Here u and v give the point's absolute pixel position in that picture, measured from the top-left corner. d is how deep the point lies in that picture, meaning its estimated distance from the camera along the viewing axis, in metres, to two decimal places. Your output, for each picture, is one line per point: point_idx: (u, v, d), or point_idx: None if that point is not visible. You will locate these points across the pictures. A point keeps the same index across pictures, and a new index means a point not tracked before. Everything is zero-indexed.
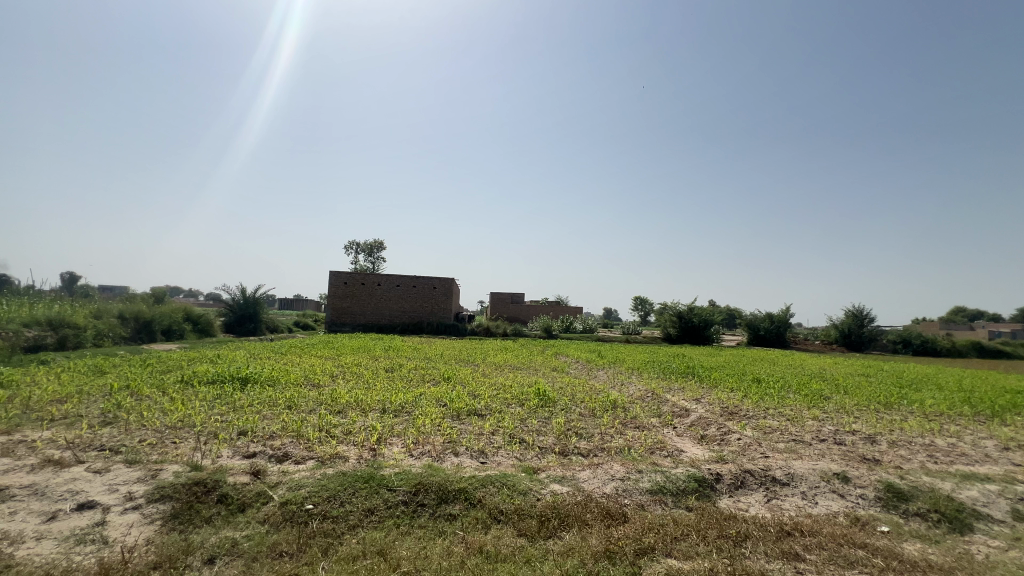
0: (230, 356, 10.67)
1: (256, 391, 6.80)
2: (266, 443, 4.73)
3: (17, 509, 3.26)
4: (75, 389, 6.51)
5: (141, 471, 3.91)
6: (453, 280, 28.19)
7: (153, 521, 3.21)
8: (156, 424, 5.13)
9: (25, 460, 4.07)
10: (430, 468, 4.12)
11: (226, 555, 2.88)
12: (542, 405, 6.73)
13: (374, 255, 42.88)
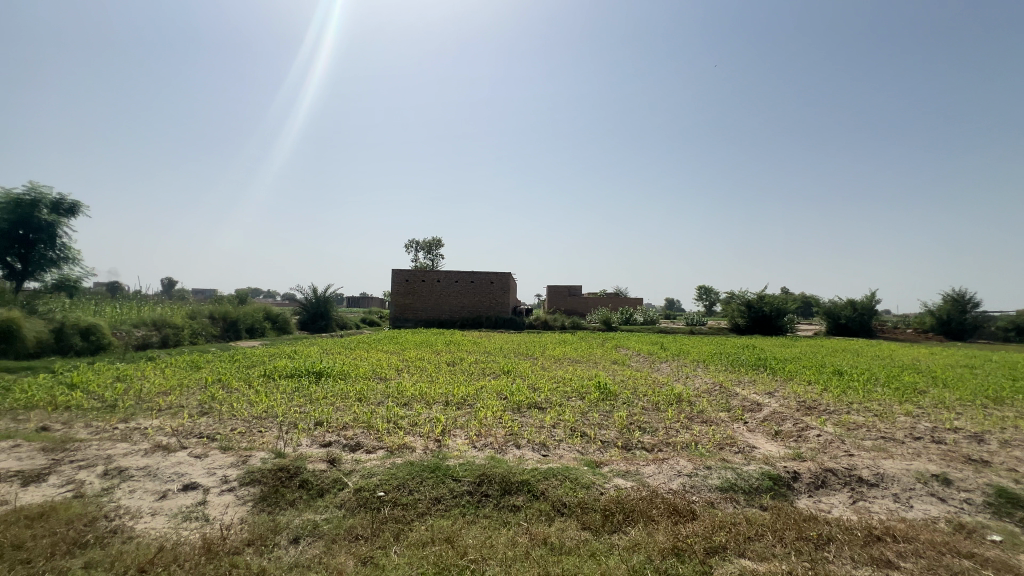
0: (306, 351, 11.44)
1: (330, 384, 7.25)
2: (340, 432, 5.04)
3: (136, 487, 3.71)
4: (177, 382, 7.27)
5: (234, 456, 4.30)
6: (510, 274, 28.47)
7: (245, 502, 3.53)
8: (244, 415, 5.62)
9: (139, 444, 4.62)
10: (493, 460, 4.20)
11: (309, 535, 3.10)
12: (603, 398, 6.64)
13: (434, 253, 44.17)
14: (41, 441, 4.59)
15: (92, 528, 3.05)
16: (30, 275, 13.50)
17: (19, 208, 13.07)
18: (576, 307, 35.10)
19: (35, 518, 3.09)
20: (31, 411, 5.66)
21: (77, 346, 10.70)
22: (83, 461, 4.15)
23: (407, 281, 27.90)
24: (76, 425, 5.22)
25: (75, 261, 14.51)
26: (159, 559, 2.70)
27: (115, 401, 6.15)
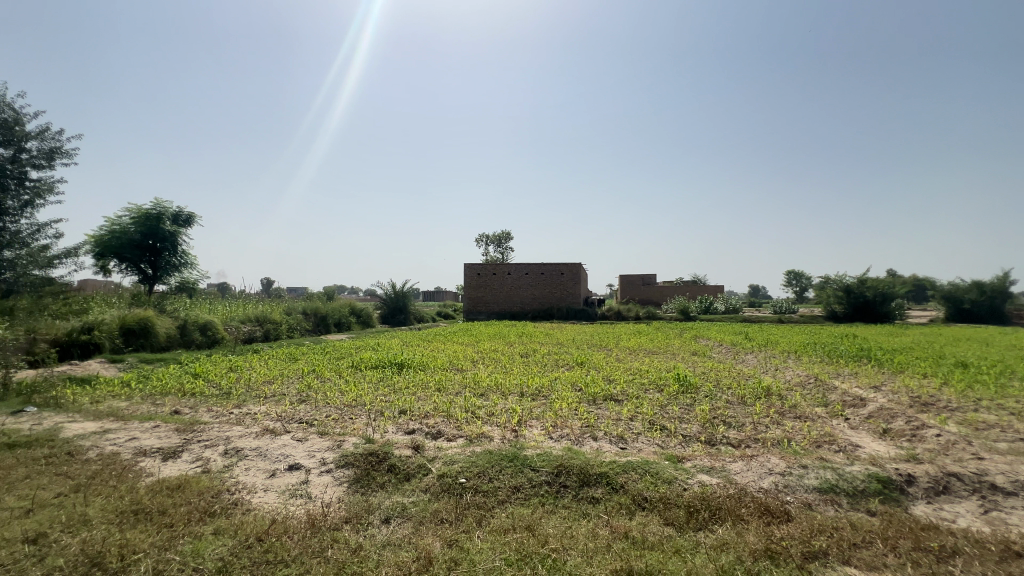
0: (388, 343, 12.15)
1: (411, 374, 7.64)
2: (423, 421, 5.31)
3: (250, 465, 4.17)
4: (279, 372, 8.05)
5: (330, 441, 4.68)
6: (581, 265, 28.16)
7: (342, 482, 3.84)
8: (337, 402, 6.09)
9: (251, 428, 5.18)
10: (570, 451, 4.21)
11: (398, 516, 3.31)
12: (683, 391, 6.39)
13: (504, 246, 44.73)
14: (174, 423, 5.31)
15: (218, 499, 3.47)
16: (159, 278, 15.56)
17: (148, 221, 15.06)
18: (651, 296, 33.96)
19: (173, 489, 3.58)
20: (166, 397, 6.56)
21: (198, 341, 12.20)
22: (208, 441, 4.73)
23: (479, 275, 28.53)
24: (200, 410, 5.97)
25: (193, 265, 16.50)
26: (272, 531, 3.02)
27: (230, 389, 6.94)
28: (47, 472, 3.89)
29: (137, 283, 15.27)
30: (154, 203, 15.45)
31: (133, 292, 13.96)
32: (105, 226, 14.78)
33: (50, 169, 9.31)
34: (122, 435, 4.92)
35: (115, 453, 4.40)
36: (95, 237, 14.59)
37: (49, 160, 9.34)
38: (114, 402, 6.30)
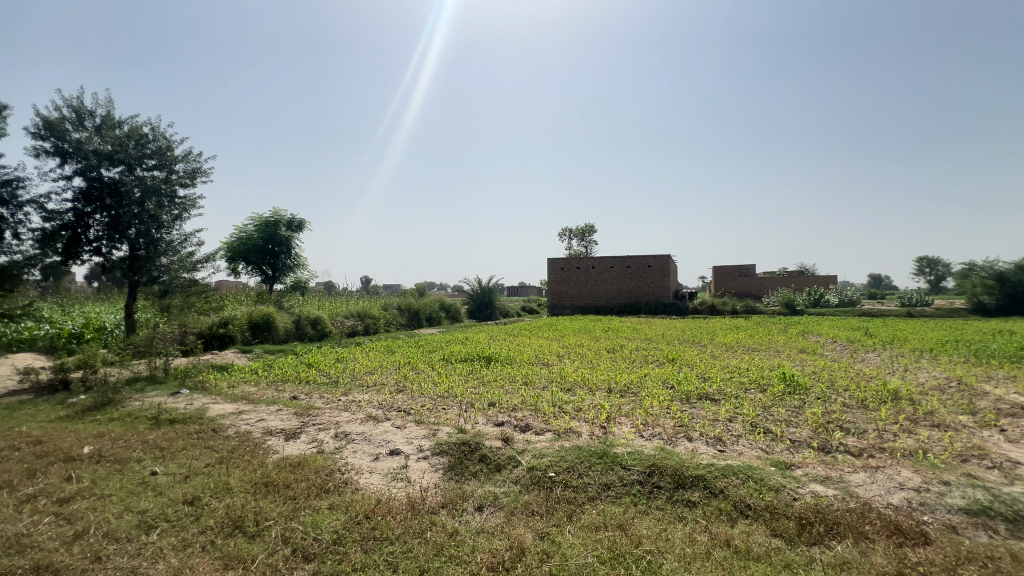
0: (476, 338, 12.57)
1: (499, 368, 7.84)
2: (511, 414, 5.42)
3: (357, 448, 4.56)
4: (379, 363, 8.68)
5: (425, 429, 4.96)
6: (669, 257, 26.96)
7: (437, 469, 4.04)
8: (431, 393, 6.43)
9: (357, 414, 5.66)
10: (663, 451, 4.05)
11: (491, 505, 3.42)
12: (789, 392, 5.84)
13: (587, 239, 44.08)
14: (294, 408, 5.97)
15: (331, 477, 3.84)
16: (278, 278, 17.49)
17: (268, 228, 17.04)
18: (749, 289, 31.53)
19: (295, 466, 4.03)
20: (287, 384, 7.40)
21: (310, 334, 13.58)
22: (321, 425, 5.25)
23: (563, 269, 28.42)
24: (314, 396, 6.64)
25: (304, 266, 18.37)
26: (378, 510, 3.27)
27: (338, 378, 7.64)
28: (198, 445, 4.58)
29: (260, 283, 17.34)
30: (273, 212, 17.46)
31: (258, 291, 15.88)
32: (234, 234, 17.00)
33: (193, 186, 10.87)
34: (252, 416, 5.64)
35: (248, 431, 5.05)
36: (228, 243, 16.82)
37: (192, 178, 10.92)
38: (246, 387, 7.24)
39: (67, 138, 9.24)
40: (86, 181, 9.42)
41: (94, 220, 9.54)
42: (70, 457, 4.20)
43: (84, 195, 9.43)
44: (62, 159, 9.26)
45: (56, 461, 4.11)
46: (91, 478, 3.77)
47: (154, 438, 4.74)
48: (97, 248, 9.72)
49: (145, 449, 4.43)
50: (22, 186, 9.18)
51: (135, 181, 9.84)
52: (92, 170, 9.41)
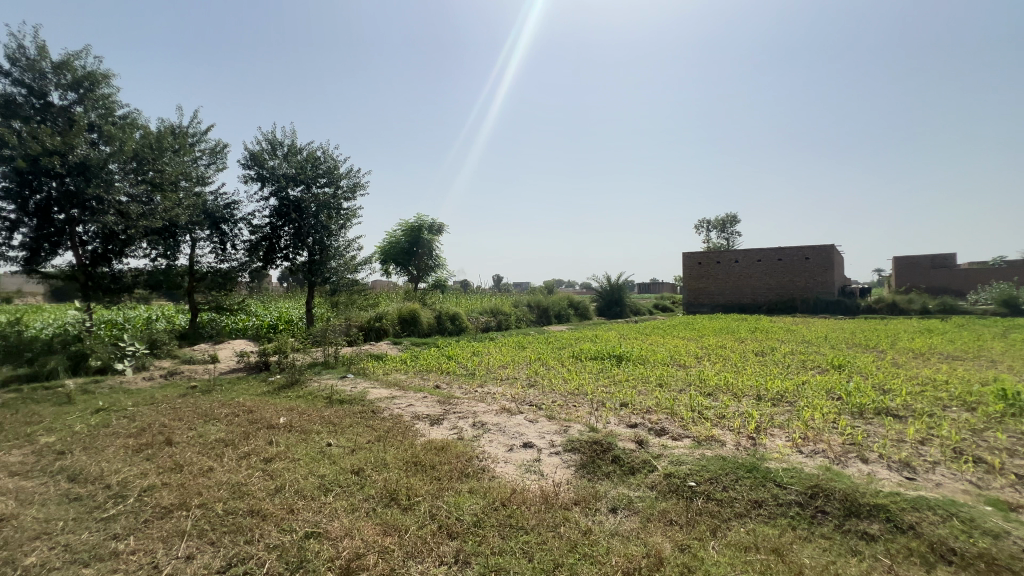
0: (605, 336, 12.37)
1: (631, 367, 7.60)
2: (645, 416, 5.20)
3: (493, 438, 4.79)
4: (511, 358, 9.04)
5: (557, 425, 5.02)
6: (833, 247, 23.38)
7: (570, 466, 4.06)
8: (562, 390, 6.49)
9: (492, 405, 5.96)
10: (830, 471, 3.51)
11: (625, 509, 3.31)
12: (1013, 414, 4.60)
13: (729, 230, 40.36)
14: (437, 396, 6.53)
15: (471, 463, 4.10)
16: (422, 278, 19.30)
17: (414, 232, 18.90)
18: (944, 284, 25.75)
19: (439, 449, 4.39)
20: (431, 373, 8.14)
21: (449, 328, 14.71)
22: (460, 413, 5.65)
23: (700, 264, 26.41)
24: (454, 386, 7.18)
25: (444, 266, 19.98)
26: (513, 499, 3.40)
27: (475, 370, 8.16)
28: (361, 423, 5.27)
29: (407, 282, 19.33)
30: (417, 218, 19.32)
31: (406, 289, 17.74)
32: (387, 239, 19.22)
33: (354, 199, 12.54)
34: (403, 401, 6.31)
35: (400, 414, 5.66)
36: (381, 247, 19.09)
37: (354, 192, 12.59)
38: (398, 375, 8.14)
39: (265, 166, 11.43)
40: (278, 200, 11.51)
41: (284, 232, 11.59)
42: (271, 425, 5.16)
43: (277, 212, 11.54)
44: (262, 183, 11.46)
45: (261, 427, 5.10)
46: (285, 444, 4.59)
47: (329, 415, 5.59)
48: (286, 254, 11.75)
49: (323, 423, 5.25)
50: (237, 207, 11.59)
51: (312, 197, 11.72)
52: (282, 190, 11.48)
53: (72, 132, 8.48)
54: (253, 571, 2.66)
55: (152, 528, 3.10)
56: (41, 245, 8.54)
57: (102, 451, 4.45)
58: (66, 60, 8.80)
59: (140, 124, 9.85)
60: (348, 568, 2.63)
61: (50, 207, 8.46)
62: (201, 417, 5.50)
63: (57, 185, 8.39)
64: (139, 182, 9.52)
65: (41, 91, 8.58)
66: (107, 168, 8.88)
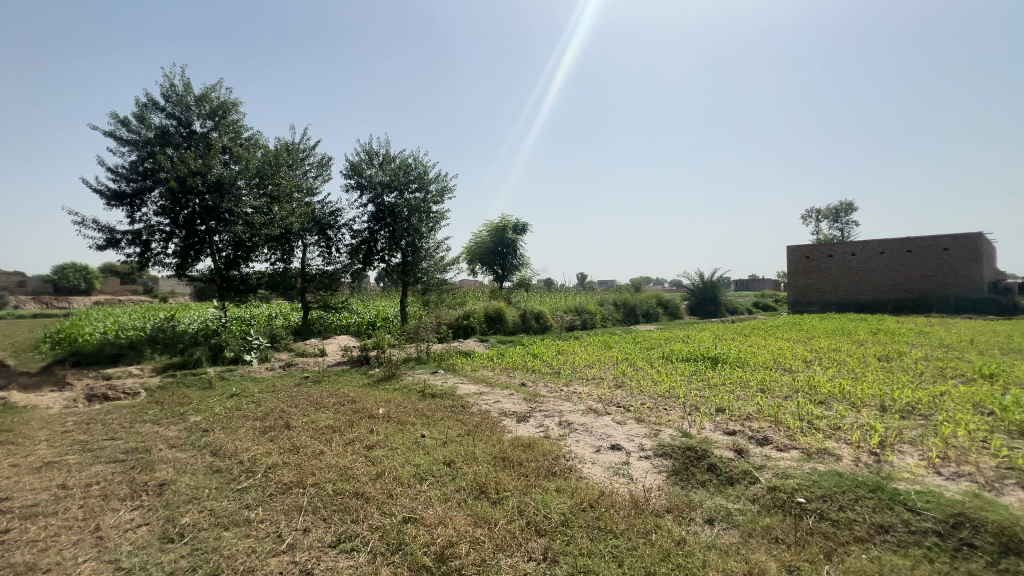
0: (698, 336, 11.72)
1: (727, 371, 7.11)
2: (745, 423, 4.84)
3: (580, 438, 4.75)
4: (597, 357, 8.88)
5: (646, 428, 4.85)
6: (980, 236, 19.99)
7: (661, 471, 3.89)
8: (651, 392, 6.25)
9: (578, 405, 5.91)
10: (979, 498, 3.01)
11: (723, 521, 3.10)
12: None
13: (842, 220, 36.13)
14: (523, 393, 6.62)
15: (557, 462, 4.10)
16: (507, 277, 19.67)
17: (499, 232, 19.33)
18: None
19: (526, 446, 4.45)
20: (516, 371, 8.27)
21: (534, 327, 14.84)
22: (546, 412, 5.67)
23: (808, 259, 23.93)
24: (540, 384, 7.24)
25: (528, 265, 20.18)
26: (601, 501, 3.34)
27: (560, 369, 8.14)
28: (452, 417, 5.50)
29: (493, 281, 19.82)
30: (502, 218, 19.73)
31: (492, 288, 18.22)
32: (474, 240, 19.85)
33: (443, 202, 13.14)
34: (490, 397, 6.48)
35: (488, 410, 5.82)
36: (468, 248, 19.78)
37: (442, 196, 13.18)
38: (485, 372, 8.38)
39: (364, 175, 12.37)
40: (375, 206, 12.40)
41: (380, 235, 12.47)
42: (372, 415, 5.59)
43: (374, 217, 12.43)
44: (361, 191, 12.42)
45: (363, 417, 5.53)
46: (384, 433, 4.93)
47: (422, 407, 5.91)
48: (382, 256, 12.62)
49: (417, 415, 5.57)
50: (340, 214, 12.68)
51: (404, 202, 12.47)
52: (378, 197, 12.35)
53: (210, 155, 9.85)
54: (358, 549, 2.89)
55: (276, 501, 3.50)
56: (188, 252, 10.03)
57: (236, 431, 5.13)
58: (204, 93, 10.23)
59: (261, 144, 11.15)
60: (442, 555, 2.76)
61: (194, 220, 9.89)
62: (313, 405, 6.11)
63: (199, 201, 9.78)
64: (261, 195, 10.80)
65: (186, 122, 10.05)
66: (236, 184, 10.18)
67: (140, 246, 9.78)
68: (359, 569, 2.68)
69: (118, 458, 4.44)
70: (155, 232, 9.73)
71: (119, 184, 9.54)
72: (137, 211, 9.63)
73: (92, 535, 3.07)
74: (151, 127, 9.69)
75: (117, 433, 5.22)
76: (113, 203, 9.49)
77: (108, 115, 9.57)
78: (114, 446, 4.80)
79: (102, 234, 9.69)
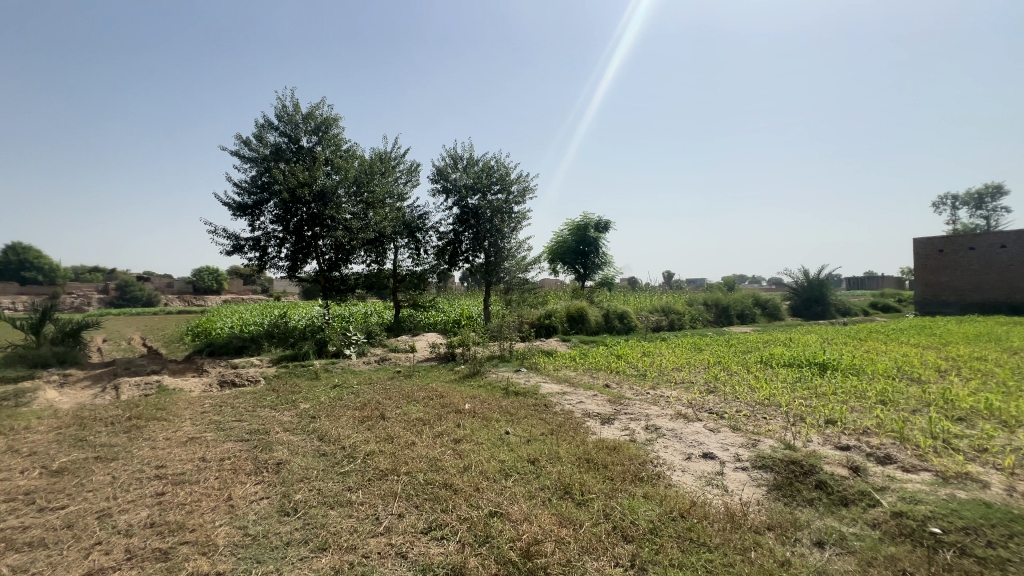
0: (803, 339, 10.68)
1: (839, 378, 6.40)
2: (861, 438, 4.32)
3: (669, 444, 4.55)
4: (686, 360, 8.45)
5: (743, 437, 4.52)
6: None
7: (760, 484, 3.60)
8: (747, 398, 5.81)
9: (666, 409, 5.67)
10: None
11: (836, 545, 2.79)
12: None
13: (988, 205, 30.82)
14: (607, 395, 6.50)
15: (645, 468, 3.96)
16: (589, 276, 19.40)
17: (581, 231, 19.14)
18: None
19: (612, 449, 4.35)
20: (600, 372, 8.14)
21: (618, 327, 14.49)
22: (632, 415, 5.51)
23: (941, 252, 20.78)
24: (624, 386, 7.05)
25: (611, 264, 19.75)
26: (694, 512, 3.17)
27: (646, 371, 7.86)
28: (535, 415, 5.55)
29: (575, 281, 19.67)
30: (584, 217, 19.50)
31: (573, 288, 18.08)
32: (555, 239, 19.84)
33: (524, 202, 13.29)
34: (573, 397, 6.45)
35: (571, 410, 5.78)
36: (550, 248, 19.83)
37: (523, 196, 13.33)
38: (568, 372, 8.33)
39: (449, 179, 12.89)
40: (459, 208, 12.86)
41: (465, 237, 12.91)
42: (458, 409, 5.81)
43: (458, 219, 12.91)
44: (447, 195, 12.96)
45: (450, 411, 5.77)
46: (470, 428, 5.11)
47: (506, 404, 6.04)
48: (467, 257, 13.06)
49: (501, 412, 5.70)
50: (428, 217, 13.35)
51: (487, 204, 12.79)
52: (463, 200, 12.81)
53: (315, 167, 10.85)
54: (448, 537, 3.02)
55: (374, 486, 3.77)
56: (297, 256, 11.13)
57: (339, 419, 5.61)
58: (310, 111, 11.28)
59: (358, 154, 12.06)
60: (527, 551, 2.78)
61: (302, 227, 10.94)
62: (405, 398, 6.50)
63: (307, 209, 10.81)
64: (358, 202, 11.68)
65: (295, 138, 11.16)
66: (337, 193, 11.11)
67: (259, 251, 11.04)
68: (449, 557, 2.79)
69: (244, 437, 5.06)
70: (271, 238, 10.92)
71: (242, 197, 10.83)
72: (257, 220, 10.88)
73: (225, 503, 3.53)
74: (268, 145, 10.91)
75: (243, 416, 5.95)
76: (238, 214, 10.81)
77: (234, 136, 10.90)
78: (241, 426, 5.49)
79: (229, 241, 11.07)
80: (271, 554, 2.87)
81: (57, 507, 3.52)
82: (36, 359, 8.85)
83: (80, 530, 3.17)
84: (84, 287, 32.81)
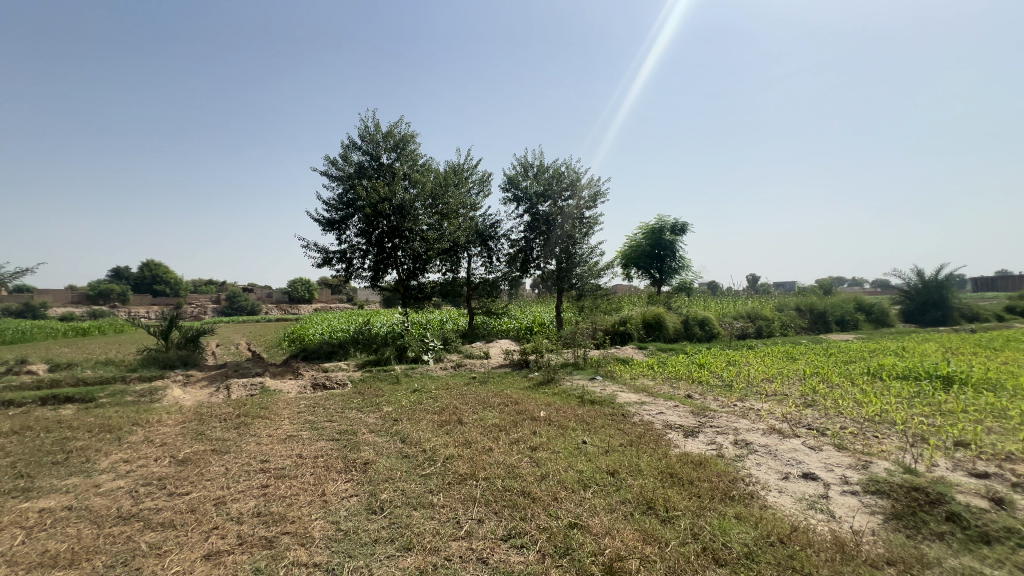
0: (921, 349, 9.44)
1: (970, 394, 5.55)
2: (1004, 466, 3.70)
3: (761, 461, 4.20)
4: (778, 370, 7.80)
5: (851, 458, 4.06)
6: None
7: (875, 512, 3.20)
8: (853, 414, 5.22)
9: (757, 423, 5.25)
10: None
11: None
12: None
13: None
14: (689, 406, 6.15)
15: (736, 486, 3.68)
16: (665, 281, 18.65)
17: (655, 234, 18.48)
18: None
19: (697, 464, 4.11)
20: (680, 381, 7.75)
21: (698, 335, 13.74)
22: (718, 428, 5.16)
23: None
24: (708, 397, 6.64)
25: (688, 268, 18.84)
26: (796, 538, 2.89)
27: (731, 382, 7.35)
28: (613, 425, 5.39)
29: (650, 286, 18.97)
30: (658, 220, 18.83)
31: (649, 293, 17.48)
32: (628, 244, 19.35)
33: (595, 207, 13.11)
34: (653, 407, 6.19)
35: (650, 421, 5.56)
36: (623, 253, 19.34)
37: (594, 201, 13.16)
38: (646, 381, 8.02)
39: (520, 186, 13.04)
40: (530, 215, 12.95)
41: (536, 242, 12.96)
42: (534, 417, 5.80)
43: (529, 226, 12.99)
44: (518, 203, 13.12)
45: (525, 418, 5.77)
46: (546, 435, 5.07)
47: (582, 413, 5.93)
48: (539, 264, 13.10)
49: (577, 421, 5.59)
50: (499, 225, 13.57)
51: (558, 210, 12.77)
52: (533, 207, 12.89)
53: (394, 182, 11.48)
54: (528, 546, 3.00)
55: (453, 490, 3.85)
56: (379, 266, 11.79)
57: (419, 422, 5.83)
58: (389, 129, 11.97)
59: (433, 168, 12.58)
60: (610, 567, 2.69)
61: (383, 239, 11.57)
62: (481, 404, 6.61)
63: (387, 222, 11.44)
64: (434, 213, 12.19)
65: (376, 156, 11.89)
66: (414, 206, 11.69)
67: (346, 263, 11.85)
68: (530, 567, 2.77)
69: (334, 437, 5.41)
70: (356, 251, 11.68)
71: (331, 213, 11.70)
72: (343, 233, 11.69)
73: (320, 498, 3.77)
74: (352, 164, 11.73)
75: (333, 417, 6.37)
76: (327, 229, 11.69)
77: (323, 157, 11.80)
78: (332, 426, 5.89)
79: (320, 254, 11.99)
80: (360, 550, 3.02)
81: (183, 493, 3.98)
82: (166, 361, 10.15)
83: (200, 514, 3.55)
84: (203, 298, 37.41)
